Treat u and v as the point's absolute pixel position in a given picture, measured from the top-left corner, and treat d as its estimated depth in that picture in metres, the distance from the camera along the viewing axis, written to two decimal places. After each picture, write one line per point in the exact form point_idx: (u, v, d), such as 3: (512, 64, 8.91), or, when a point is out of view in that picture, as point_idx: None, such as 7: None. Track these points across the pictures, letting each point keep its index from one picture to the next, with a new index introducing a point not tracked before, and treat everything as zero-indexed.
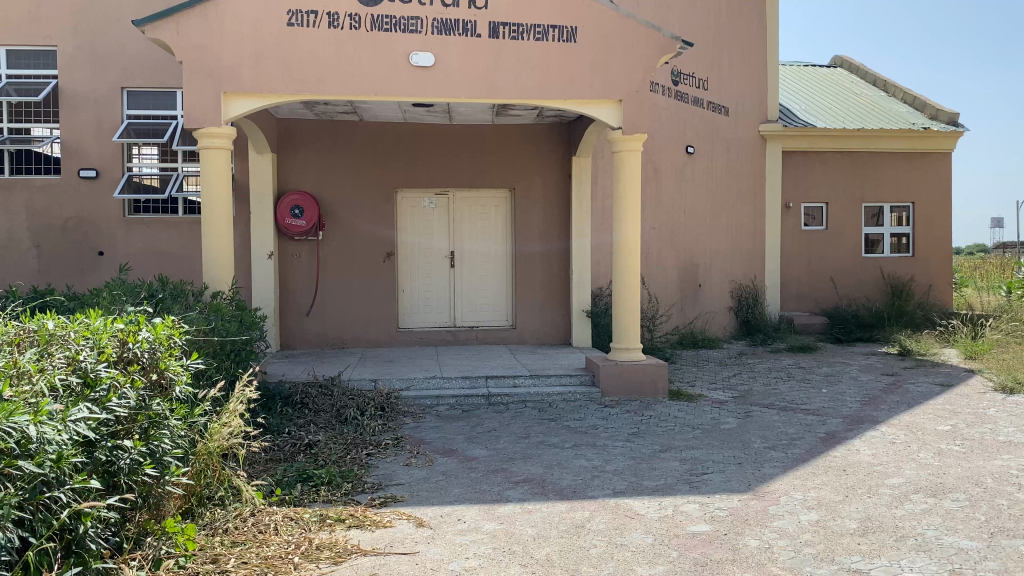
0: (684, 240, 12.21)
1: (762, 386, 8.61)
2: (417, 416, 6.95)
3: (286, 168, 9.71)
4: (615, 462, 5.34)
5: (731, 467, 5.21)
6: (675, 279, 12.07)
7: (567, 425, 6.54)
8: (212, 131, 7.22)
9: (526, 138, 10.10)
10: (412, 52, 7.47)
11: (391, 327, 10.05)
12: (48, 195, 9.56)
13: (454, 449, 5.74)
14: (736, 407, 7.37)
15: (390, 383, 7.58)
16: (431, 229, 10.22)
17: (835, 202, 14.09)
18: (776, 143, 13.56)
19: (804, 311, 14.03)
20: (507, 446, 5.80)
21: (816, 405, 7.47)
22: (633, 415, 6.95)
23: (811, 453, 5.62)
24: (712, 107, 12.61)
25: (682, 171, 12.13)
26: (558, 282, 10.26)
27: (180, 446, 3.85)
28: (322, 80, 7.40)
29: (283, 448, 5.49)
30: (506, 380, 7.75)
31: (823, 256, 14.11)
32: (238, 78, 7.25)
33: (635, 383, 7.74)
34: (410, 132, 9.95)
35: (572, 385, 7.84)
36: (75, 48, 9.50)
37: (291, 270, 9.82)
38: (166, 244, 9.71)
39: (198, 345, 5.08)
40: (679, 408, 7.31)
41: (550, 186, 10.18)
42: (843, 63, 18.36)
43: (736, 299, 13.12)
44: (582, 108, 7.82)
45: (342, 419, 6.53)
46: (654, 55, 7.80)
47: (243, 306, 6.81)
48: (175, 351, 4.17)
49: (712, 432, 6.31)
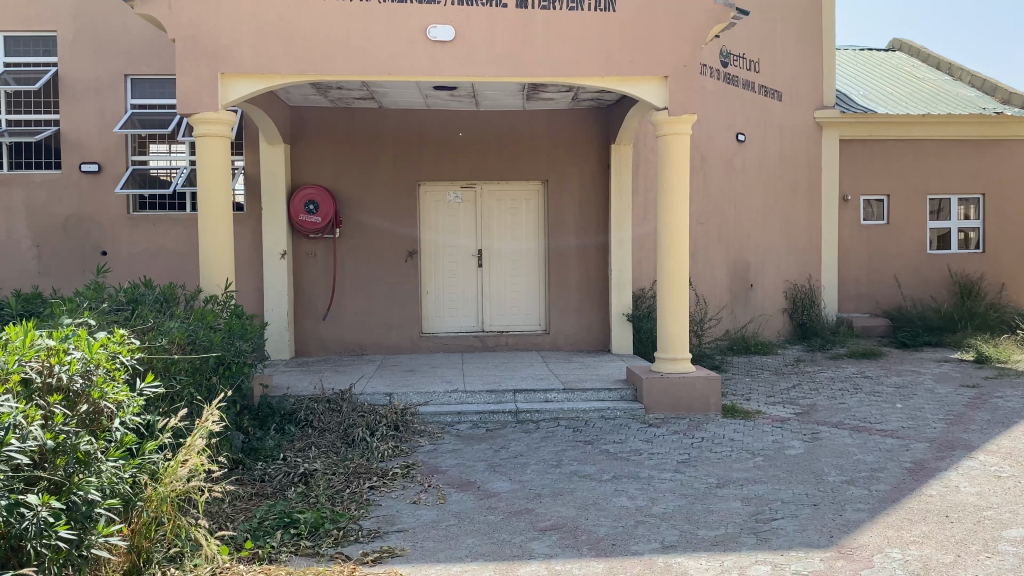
0: (734, 237, 11.23)
1: (827, 400, 7.63)
2: (434, 436, 6.15)
3: (300, 160, 8.98)
4: (664, 502, 4.45)
5: (805, 511, 4.28)
6: (725, 279, 11.10)
7: (606, 450, 5.66)
8: (209, 116, 6.51)
9: (559, 125, 9.22)
10: (431, 26, 6.66)
11: (414, 332, 9.28)
12: (49, 191, 8.95)
13: (473, 481, 4.91)
14: (802, 428, 6.41)
15: (407, 397, 6.78)
16: (457, 226, 9.39)
17: (898, 195, 12.95)
18: (833, 130, 12.46)
19: (864, 313, 12.92)
20: (534, 478, 4.95)
21: (893, 426, 6.47)
22: (683, 437, 6.04)
23: (900, 490, 4.66)
24: (763, 90, 11.61)
25: (732, 160, 11.15)
26: (596, 282, 9.37)
27: (118, 495, 3.12)
28: (330, 58, 6.61)
29: (274, 482, 4.75)
30: (537, 394, 6.88)
31: (885, 253, 12.98)
32: (237, 57, 6.51)
33: (682, 399, 6.81)
34: (433, 119, 9.15)
35: (611, 401, 6.93)
36: (76, 33, 8.86)
37: (306, 271, 9.09)
38: (172, 243, 9.03)
39: (169, 363, 4.36)
40: (734, 428, 6.39)
41: (586, 179, 9.29)
42: (902, 46, 17.12)
43: (790, 299, 12.10)
44: (622, 86, 6.92)
45: (348, 440, 5.77)
46: (705, 25, 6.86)
47: (241, 312, 6.07)
48: (120, 373, 3.41)
49: (777, 461, 5.38)
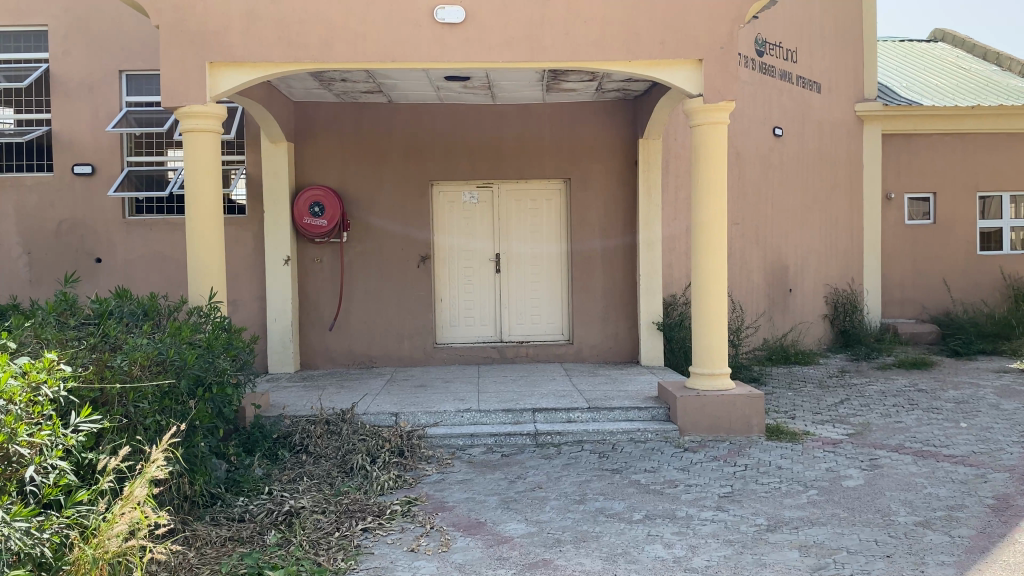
0: (771, 238, 10.48)
1: (881, 419, 6.87)
2: (443, 463, 5.51)
3: (305, 159, 8.42)
4: (705, 552, 3.77)
5: (878, 566, 3.57)
6: (761, 283, 10.36)
7: (638, 481, 4.98)
8: (196, 110, 5.93)
9: (581, 119, 8.54)
10: (438, 6, 6.02)
11: (427, 343, 8.65)
12: (41, 195, 8.45)
13: (483, 522, 4.25)
14: (858, 453, 5.67)
15: (415, 417, 6.14)
16: (473, 229, 8.75)
17: (946, 192, 12.08)
18: (875, 124, 11.63)
19: (910, 318, 12.07)
20: (553, 518, 4.27)
21: (963, 451, 5.69)
22: (724, 465, 5.33)
23: (988, 537, 3.92)
24: (801, 82, 10.87)
25: (768, 156, 10.43)
26: (623, 288, 8.67)
27: (28, 563, 2.54)
28: (327, 45, 6.01)
29: (254, 524, 4.14)
30: (558, 414, 6.19)
31: (932, 254, 12.12)
32: (226, 43, 5.92)
33: (721, 420, 6.08)
34: (446, 114, 8.52)
35: (642, 421, 6.23)
36: (67, 27, 8.36)
37: (313, 278, 8.51)
38: (170, 248, 8.47)
39: (127, 390, 3.74)
40: (781, 453, 5.67)
41: (611, 176, 8.59)
42: (944, 36, 16.24)
43: (831, 305, 11.32)
44: (650, 71, 6.20)
45: (346, 470, 5.17)
46: (744, 2, 6.16)
47: (228, 327, 5.47)
48: (39, 411, 2.81)
49: (834, 496, 4.66)
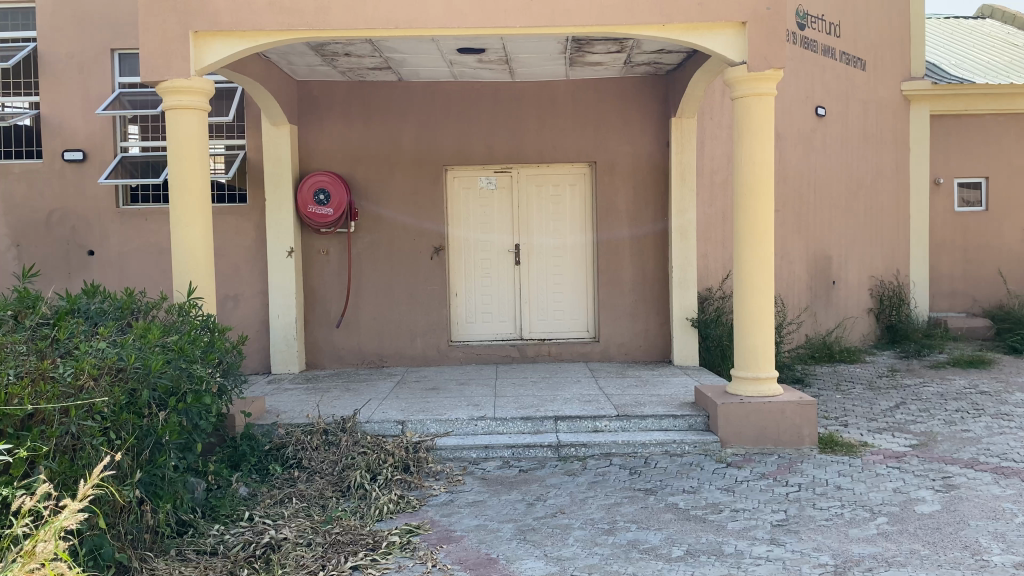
0: (813, 227, 9.72)
1: (945, 426, 6.13)
2: (453, 479, 4.87)
3: (309, 143, 7.82)
4: None
5: None
6: (803, 275, 9.60)
7: (677, 505, 4.30)
8: (179, 84, 5.32)
9: (608, 98, 7.84)
10: None
11: (440, 341, 8.02)
12: (30, 183, 7.92)
13: (495, 559, 3.61)
14: (927, 470, 4.95)
15: (423, 426, 5.50)
16: (490, 218, 8.08)
17: (1001, 176, 11.21)
18: (924, 103, 10.81)
19: (961, 312, 11.24)
20: (577, 555, 3.61)
21: None
22: (776, 485, 4.64)
23: None
24: (845, 58, 10.07)
25: (810, 138, 9.66)
26: (654, 281, 7.98)
27: None
28: (324, 10, 5.38)
29: (226, 560, 3.53)
30: (582, 423, 5.52)
31: (985, 242, 11.26)
32: (211, 10, 5.31)
33: (768, 430, 5.38)
34: (460, 93, 7.86)
35: (677, 431, 5.54)
36: (55, 3, 7.80)
37: (319, 272, 7.90)
38: (166, 239, 7.90)
39: (67, 406, 3.12)
40: (839, 469, 4.97)
41: (640, 160, 7.89)
42: (993, 12, 15.27)
43: (876, 298, 10.53)
44: (684, 36, 5.47)
45: (343, 489, 4.55)
46: None
47: (209, 328, 4.84)
48: None
49: (909, 526, 3.95)
